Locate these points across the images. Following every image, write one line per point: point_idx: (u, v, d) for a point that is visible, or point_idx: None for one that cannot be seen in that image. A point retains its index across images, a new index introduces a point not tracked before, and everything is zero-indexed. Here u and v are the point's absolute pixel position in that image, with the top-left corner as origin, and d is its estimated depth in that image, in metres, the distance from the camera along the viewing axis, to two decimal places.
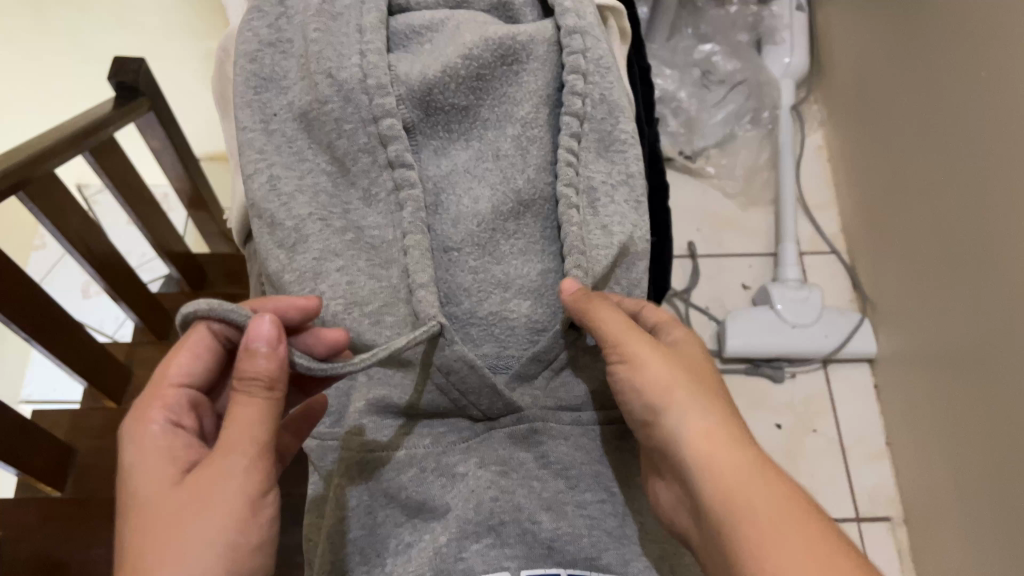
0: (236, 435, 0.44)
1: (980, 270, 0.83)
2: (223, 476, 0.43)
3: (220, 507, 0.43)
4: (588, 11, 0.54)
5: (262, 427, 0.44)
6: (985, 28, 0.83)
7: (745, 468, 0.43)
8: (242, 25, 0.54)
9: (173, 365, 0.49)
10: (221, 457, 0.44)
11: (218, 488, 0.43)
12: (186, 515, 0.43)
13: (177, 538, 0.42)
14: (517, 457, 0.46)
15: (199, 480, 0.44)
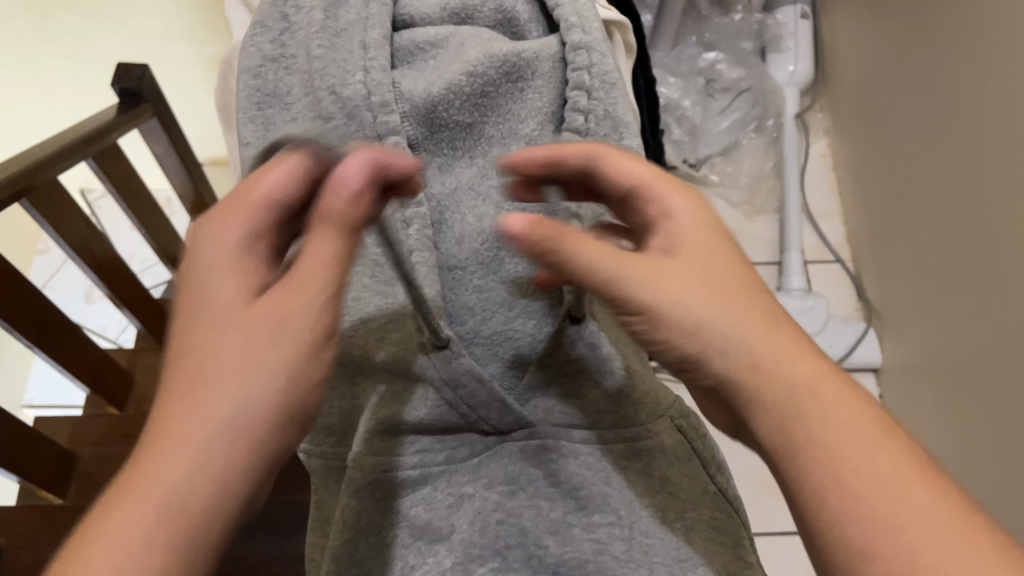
0: (314, 274, 0.38)
1: (983, 282, 0.83)
2: (259, 352, 0.37)
3: (250, 391, 0.36)
4: (593, 27, 0.53)
5: (310, 304, 0.38)
6: (992, 37, 0.82)
7: (823, 386, 0.36)
8: (247, 41, 0.54)
9: (265, 177, 0.41)
10: (263, 329, 0.38)
11: (286, 334, 0.38)
12: (205, 395, 0.36)
13: (238, 382, 0.37)
14: (526, 474, 0.44)
15: (226, 352, 0.37)
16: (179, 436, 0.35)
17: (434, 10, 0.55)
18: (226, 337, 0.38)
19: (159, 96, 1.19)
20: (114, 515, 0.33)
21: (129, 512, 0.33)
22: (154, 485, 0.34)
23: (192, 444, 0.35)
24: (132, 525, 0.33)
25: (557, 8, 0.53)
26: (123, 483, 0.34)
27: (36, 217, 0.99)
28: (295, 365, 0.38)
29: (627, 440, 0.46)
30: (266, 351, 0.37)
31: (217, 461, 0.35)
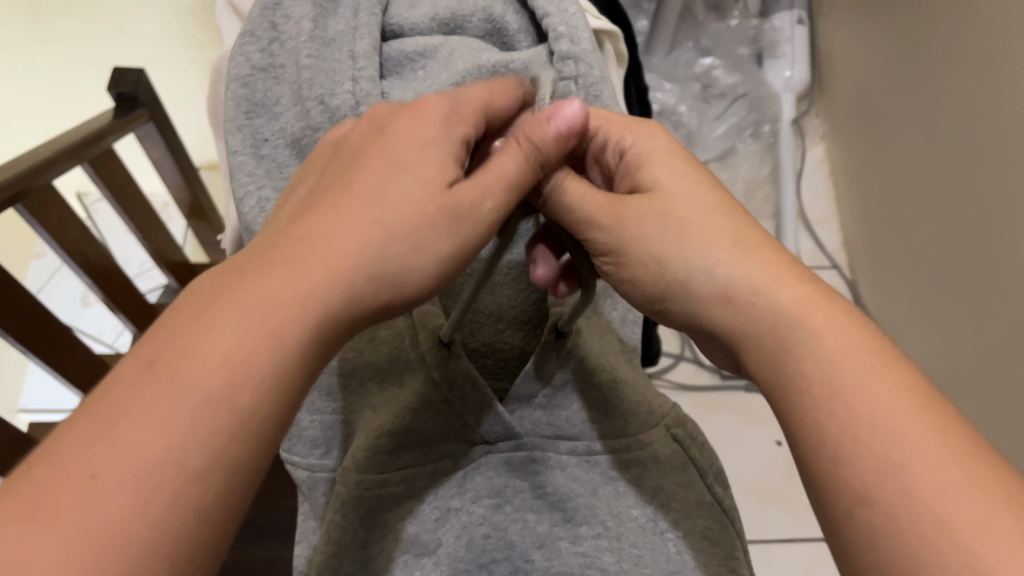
0: (390, 218, 0.39)
1: (981, 287, 0.83)
2: (296, 284, 0.35)
3: (281, 318, 0.34)
4: (584, 37, 0.52)
5: (376, 245, 0.38)
6: (989, 42, 0.82)
7: (856, 360, 0.34)
8: (234, 50, 0.53)
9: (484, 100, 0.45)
10: (310, 264, 0.36)
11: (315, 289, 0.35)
12: (225, 318, 0.33)
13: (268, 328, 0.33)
14: (513, 486, 0.44)
15: (253, 282, 0.35)
16: (173, 372, 0.31)
17: (423, 20, 0.54)
18: (246, 289, 0.34)
19: (155, 100, 1.18)
20: (118, 430, 0.29)
21: (141, 425, 0.29)
22: (165, 401, 0.30)
23: (209, 364, 0.31)
24: (144, 441, 0.29)
25: (547, 18, 0.52)
26: (126, 397, 0.30)
27: (31, 221, 0.98)
28: (335, 305, 0.36)
29: (618, 451, 0.45)
30: (299, 299, 0.35)
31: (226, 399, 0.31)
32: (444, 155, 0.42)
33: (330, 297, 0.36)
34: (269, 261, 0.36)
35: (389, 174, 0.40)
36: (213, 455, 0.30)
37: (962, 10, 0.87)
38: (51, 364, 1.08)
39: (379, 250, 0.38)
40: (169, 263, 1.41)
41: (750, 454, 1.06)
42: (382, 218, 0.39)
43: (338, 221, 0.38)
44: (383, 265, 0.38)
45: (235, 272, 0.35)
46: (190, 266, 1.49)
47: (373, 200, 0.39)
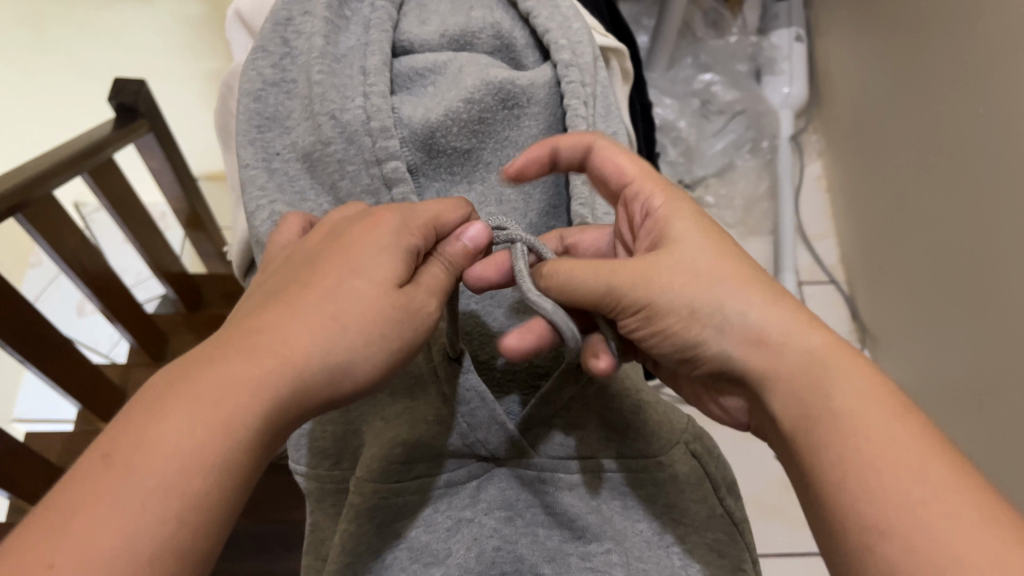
0: (345, 302, 0.39)
1: (974, 306, 0.84)
2: (250, 374, 0.34)
3: (233, 413, 0.33)
4: (585, 51, 0.53)
5: (332, 341, 0.37)
6: (983, 63, 0.84)
7: (868, 408, 0.35)
8: (246, 65, 0.53)
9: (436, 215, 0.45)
10: (263, 357, 0.35)
11: (274, 364, 0.35)
12: (179, 409, 0.32)
13: (225, 408, 0.33)
14: (524, 500, 0.45)
15: (206, 373, 0.34)
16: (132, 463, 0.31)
17: (432, 36, 0.55)
18: (209, 370, 0.34)
19: (155, 112, 1.18)
20: (71, 523, 0.29)
21: (94, 523, 0.29)
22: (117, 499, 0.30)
23: (162, 459, 0.31)
24: (99, 535, 0.29)
25: (547, 34, 0.53)
26: (80, 494, 0.30)
27: (31, 232, 0.98)
28: (288, 397, 0.35)
29: (630, 468, 0.46)
30: (254, 380, 0.34)
31: (184, 488, 0.31)
32: (396, 250, 0.41)
33: (282, 391, 0.35)
34: (222, 352, 0.35)
35: (351, 272, 0.40)
36: (160, 552, 0.30)
37: (959, 32, 0.88)
38: (49, 375, 1.07)
39: (336, 345, 0.37)
40: (168, 274, 1.41)
41: (749, 469, 1.05)
42: (339, 315, 0.38)
43: (292, 312, 0.38)
44: (342, 361, 0.38)
45: (193, 363, 0.35)
46: (188, 276, 1.48)
47: (336, 291, 0.39)
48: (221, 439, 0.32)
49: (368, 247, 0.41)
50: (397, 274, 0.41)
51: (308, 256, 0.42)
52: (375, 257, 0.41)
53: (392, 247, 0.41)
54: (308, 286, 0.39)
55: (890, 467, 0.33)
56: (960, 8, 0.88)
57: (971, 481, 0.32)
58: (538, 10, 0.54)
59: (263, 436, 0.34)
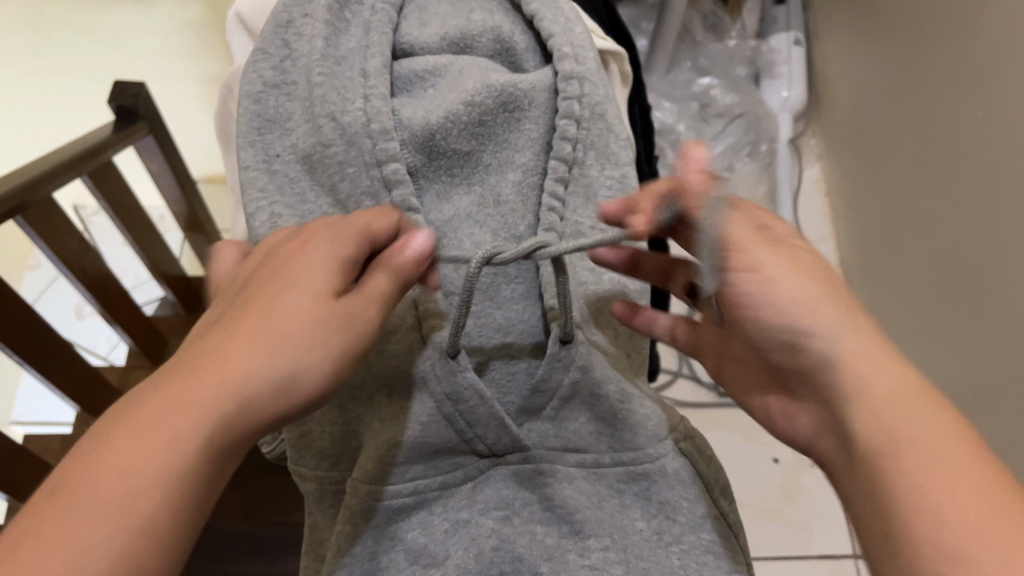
0: (282, 318, 0.39)
1: (977, 308, 0.83)
2: (194, 399, 0.35)
3: (178, 436, 0.34)
4: (588, 57, 0.53)
5: (278, 356, 0.38)
6: (982, 66, 0.84)
7: (907, 398, 0.40)
8: (247, 66, 0.54)
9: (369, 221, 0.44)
10: (211, 378, 0.36)
11: (219, 386, 0.36)
12: (123, 440, 0.33)
13: (171, 431, 0.34)
14: (521, 499, 0.44)
15: (153, 402, 0.35)
16: (80, 493, 0.32)
17: (433, 39, 0.55)
18: (156, 397, 0.35)
19: (155, 114, 1.19)
20: (20, 552, 0.30)
21: (45, 552, 0.30)
22: (67, 527, 0.31)
23: (110, 488, 0.32)
24: (50, 563, 0.30)
25: (552, 38, 0.53)
26: (35, 525, 0.31)
27: (30, 233, 0.99)
28: (237, 418, 0.36)
29: (626, 464, 0.46)
30: (201, 402, 0.35)
31: (131, 512, 0.32)
32: (330, 264, 0.42)
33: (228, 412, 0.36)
34: (170, 379, 0.36)
35: (284, 290, 0.40)
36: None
37: (959, 36, 0.88)
38: (47, 376, 1.07)
39: (280, 361, 0.38)
40: (167, 276, 1.41)
41: (748, 471, 1.05)
42: (278, 329, 0.39)
43: (235, 334, 0.39)
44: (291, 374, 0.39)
45: (143, 392, 0.36)
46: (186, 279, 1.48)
47: (278, 307, 0.40)
48: (167, 461, 0.33)
49: (304, 263, 0.41)
50: (332, 284, 0.41)
51: (249, 283, 0.42)
52: (305, 271, 0.41)
53: (327, 261, 0.42)
54: (247, 308, 0.40)
55: (929, 455, 0.37)
56: (959, 12, 0.88)
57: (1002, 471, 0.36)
58: (542, 12, 0.54)
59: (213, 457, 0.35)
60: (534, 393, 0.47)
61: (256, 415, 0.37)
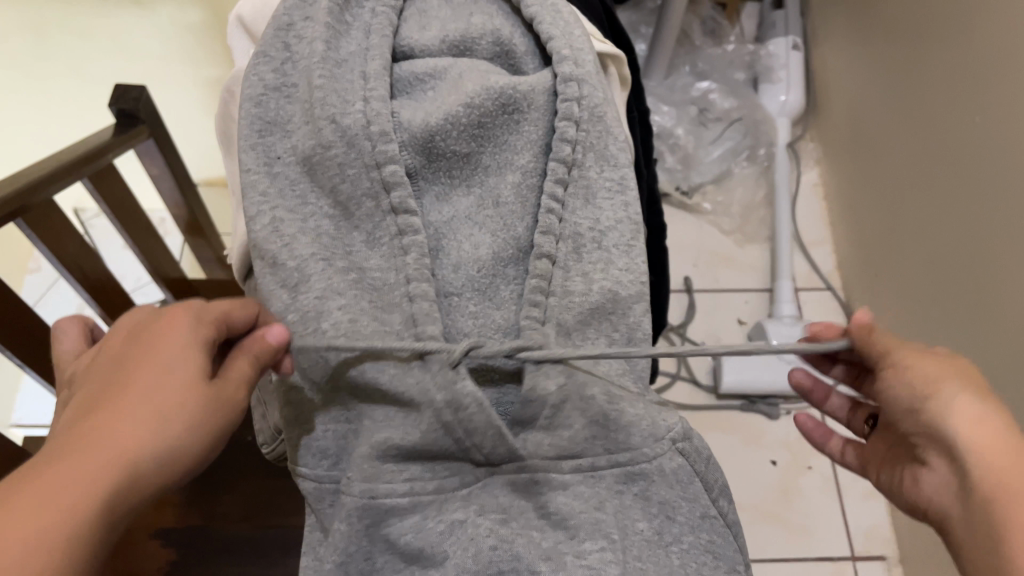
0: (160, 391, 0.47)
1: (973, 313, 0.84)
2: (93, 460, 0.43)
3: (81, 490, 0.41)
4: (587, 59, 0.53)
5: (160, 428, 0.46)
6: (981, 72, 0.84)
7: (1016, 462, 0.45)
8: (248, 70, 0.54)
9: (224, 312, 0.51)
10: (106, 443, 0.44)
11: (111, 448, 0.44)
12: (34, 492, 0.40)
13: (75, 486, 0.41)
14: (517, 506, 0.46)
15: (58, 461, 0.42)
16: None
17: (433, 42, 0.55)
18: (59, 462, 0.42)
19: (155, 117, 1.19)
20: None
21: None
22: None
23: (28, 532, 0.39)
24: None
25: (551, 41, 0.53)
26: None
27: (31, 236, 0.99)
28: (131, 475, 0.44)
29: (624, 465, 0.46)
30: (99, 463, 0.43)
31: (41, 554, 0.39)
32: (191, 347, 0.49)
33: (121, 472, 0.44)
34: (68, 447, 0.43)
35: (161, 367, 0.48)
36: None
37: (957, 41, 0.89)
38: (47, 380, 1.08)
39: (163, 431, 0.46)
40: (167, 279, 1.42)
41: (746, 474, 1.06)
42: (158, 399, 0.47)
43: (124, 404, 0.46)
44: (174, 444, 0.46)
45: (45, 458, 0.43)
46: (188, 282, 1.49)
47: (160, 381, 0.47)
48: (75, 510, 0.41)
49: (177, 343, 0.49)
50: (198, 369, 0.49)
51: (125, 357, 0.49)
52: (178, 351, 0.49)
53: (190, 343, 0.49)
54: (129, 381, 0.47)
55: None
56: (957, 16, 0.89)
57: None
58: (542, 16, 0.54)
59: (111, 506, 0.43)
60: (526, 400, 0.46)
61: (150, 474, 0.45)
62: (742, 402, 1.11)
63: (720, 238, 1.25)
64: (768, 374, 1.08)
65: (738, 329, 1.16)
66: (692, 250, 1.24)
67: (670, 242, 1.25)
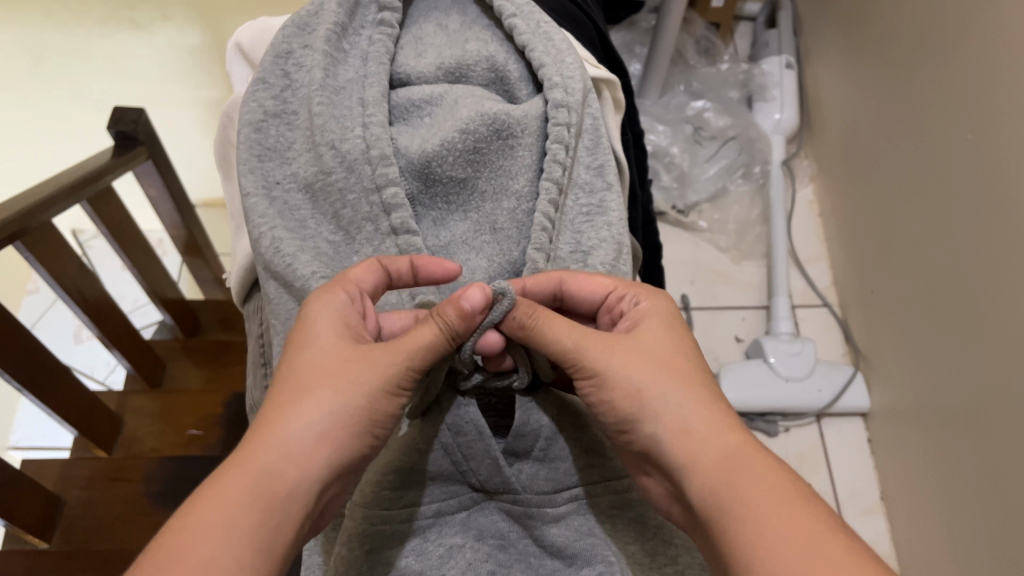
0: (320, 379, 0.44)
1: (969, 332, 0.84)
2: (242, 482, 0.39)
3: (232, 511, 0.38)
4: (577, 86, 0.54)
5: (323, 424, 0.43)
6: (968, 88, 0.86)
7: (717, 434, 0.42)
8: (247, 96, 0.55)
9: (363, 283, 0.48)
10: (257, 458, 0.40)
11: (275, 452, 0.41)
12: (181, 525, 0.37)
13: (239, 496, 0.39)
14: (515, 532, 0.46)
15: (202, 492, 0.39)
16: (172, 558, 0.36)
17: (429, 68, 0.56)
18: (232, 472, 0.40)
19: (154, 139, 1.20)
20: None
21: None
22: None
23: (189, 565, 0.36)
24: None
25: (542, 68, 0.54)
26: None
27: (28, 258, 0.98)
28: (282, 485, 0.40)
29: (620, 491, 0.47)
30: (267, 469, 0.40)
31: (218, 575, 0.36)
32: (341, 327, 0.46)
33: (267, 489, 0.40)
34: (238, 459, 0.40)
35: (292, 377, 0.44)
36: None
37: (944, 59, 0.91)
38: (46, 403, 1.07)
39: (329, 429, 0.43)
40: (166, 300, 1.41)
41: None
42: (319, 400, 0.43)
43: (281, 419, 0.42)
44: (332, 448, 0.42)
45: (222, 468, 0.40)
46: (186, 302, 1.49)
47: (297, 388, 0.44)
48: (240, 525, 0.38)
49: (320, 337, 0.45)
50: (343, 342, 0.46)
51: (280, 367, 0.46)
52: (326, 352, 0.45)
53: (331, 323, 0.46)
54: (293, 388, 0.44)
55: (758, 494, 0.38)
56: (947, 34, 0.90)
57: (785, 489, 0.38)
58: (534, 44, 0.55)
59: (267, 525, 0.39)
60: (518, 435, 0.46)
61: (301, 483, 0.41)
62: (741, 419, 1.10)
63: (716, 255, 1.26)
64: (766, 391, 1.07)
65: (734, 346, 1.17)
66: (688, 267, 1.24)
67: (666, 260, 1.26)
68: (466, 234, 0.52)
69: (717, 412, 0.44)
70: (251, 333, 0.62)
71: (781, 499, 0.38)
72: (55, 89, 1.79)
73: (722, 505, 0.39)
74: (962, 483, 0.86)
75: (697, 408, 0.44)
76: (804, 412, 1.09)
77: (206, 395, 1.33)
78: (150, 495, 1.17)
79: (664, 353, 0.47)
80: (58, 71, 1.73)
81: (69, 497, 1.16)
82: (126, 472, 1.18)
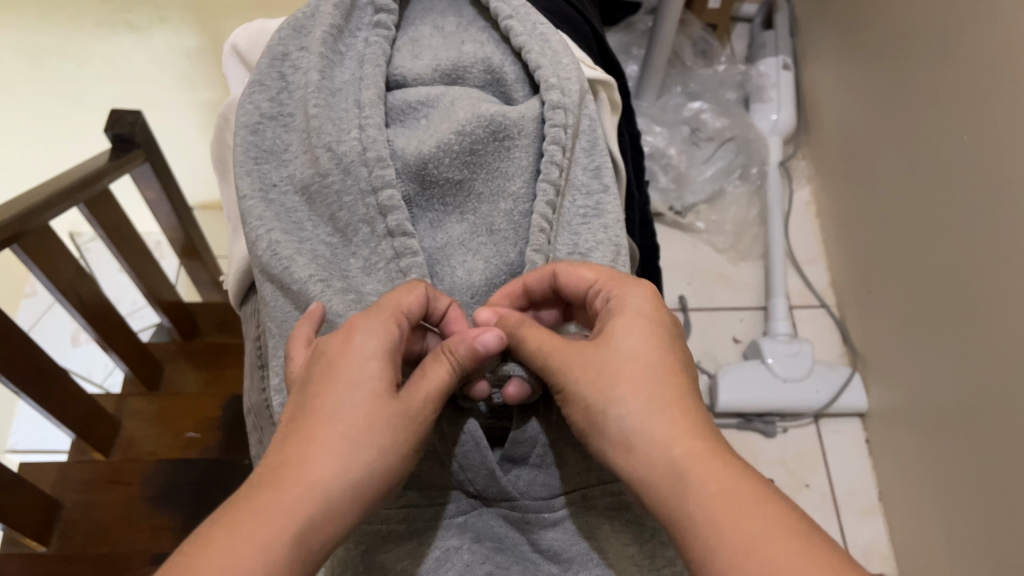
0: (352, 419, 0.43)
1: (965, 331, 0.84)
2: (280, 533, 0.39)
3: (267, 568, 0.38)
4: (574, 87, 0.54)
5: (352, 468, 0.42)
6: (963, 91, 0.86)
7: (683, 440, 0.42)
8: (243, 98, 0.55)
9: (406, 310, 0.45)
10: (282, 499, 0.40)
11: (304, 491, 0.40)
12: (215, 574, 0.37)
13: (261, 538, 0.38)
14: (512, 538, 0.45)
15: (235, 532, 0.38)
16: None
17: (425, 70, 0.56)
18: (258, 510, 0.39)
19: (151, 142, 1.20)
20: None
21: None
22: None
23: None
24: None
25: (539, 69, 0.54)
26: None
27: (26, 261, 0.98)
28: (313, 539, 0.40)
29: (617, 493, 0.47)
30: (293, 510, 0.40)
31: None
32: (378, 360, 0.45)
33: (300, 544, 0.39)
34: (266, 494, 0.40)
35: (332, 414, 0.43)
36: None
37: (940, 59, 0.91)
38: (43, 406, 1.07)
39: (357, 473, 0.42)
40: (163, 303, 1.41)
41: None
42: (348, 441, 0.42)
43: (311, 456, 0.42)
44: (364, 503, 0.42)
45: (246, 500, 0.40)
46: (183, 306, 1.48)
47: (340, 432, 0.43)
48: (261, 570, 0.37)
49: (356, 368, 0.44)
50: (379, 377, 0.44)
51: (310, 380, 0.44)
52: (360, 384, 0.44)
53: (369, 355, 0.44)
54: (325, 422, 0.43)
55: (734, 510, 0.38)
56: (942, 34, 0.90)
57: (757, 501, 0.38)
58: (530, 45, 0.55)
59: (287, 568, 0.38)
60: (514, 442, 0.46)
61: (330, 539, 0.41)
62: (740, 419, 1.10)
63: (714, 256, 1.26)
64: (763, 393, 1.07)
65: (732, 347, 1.17)
66: (686, 268, 1.24)
67: (664, 261, 1.26)
68: (462, 234, 0.52)
69: (676, 411, 0.43)
70: (248, 337, 0.62)
71: (737, 500, 0.39)
72: (52, 92, 1.79)
73: (680, 506, 0.40)
74: (956, 485, 0.86)
75: (664, 413, 0.43)
76: (802, 412, 1.09)
77: (203, 398, 1.33)
78: (148, 498, 1.17)
79: (636, 362, 0.46)
80: (55, 73, 1.73)
81: (67, 500, 1.16)
82: (124, 475, 1.18)
